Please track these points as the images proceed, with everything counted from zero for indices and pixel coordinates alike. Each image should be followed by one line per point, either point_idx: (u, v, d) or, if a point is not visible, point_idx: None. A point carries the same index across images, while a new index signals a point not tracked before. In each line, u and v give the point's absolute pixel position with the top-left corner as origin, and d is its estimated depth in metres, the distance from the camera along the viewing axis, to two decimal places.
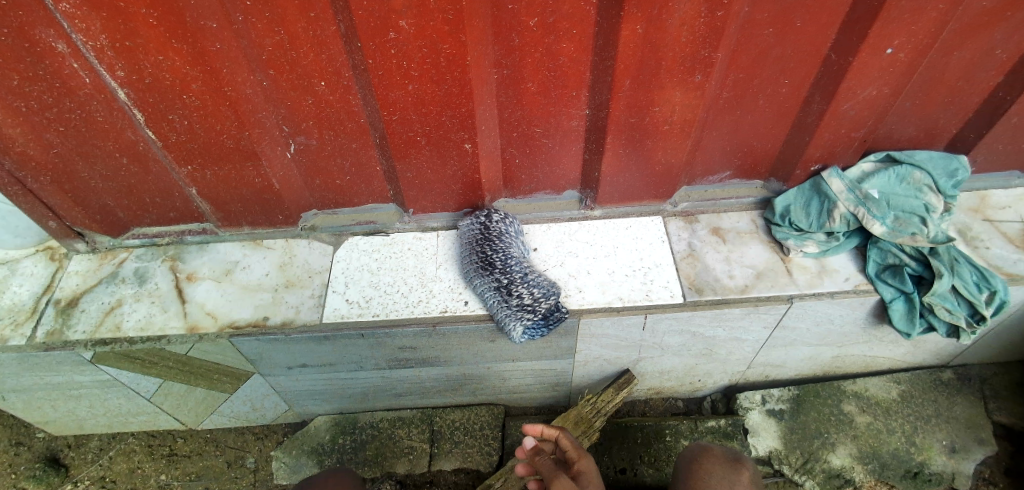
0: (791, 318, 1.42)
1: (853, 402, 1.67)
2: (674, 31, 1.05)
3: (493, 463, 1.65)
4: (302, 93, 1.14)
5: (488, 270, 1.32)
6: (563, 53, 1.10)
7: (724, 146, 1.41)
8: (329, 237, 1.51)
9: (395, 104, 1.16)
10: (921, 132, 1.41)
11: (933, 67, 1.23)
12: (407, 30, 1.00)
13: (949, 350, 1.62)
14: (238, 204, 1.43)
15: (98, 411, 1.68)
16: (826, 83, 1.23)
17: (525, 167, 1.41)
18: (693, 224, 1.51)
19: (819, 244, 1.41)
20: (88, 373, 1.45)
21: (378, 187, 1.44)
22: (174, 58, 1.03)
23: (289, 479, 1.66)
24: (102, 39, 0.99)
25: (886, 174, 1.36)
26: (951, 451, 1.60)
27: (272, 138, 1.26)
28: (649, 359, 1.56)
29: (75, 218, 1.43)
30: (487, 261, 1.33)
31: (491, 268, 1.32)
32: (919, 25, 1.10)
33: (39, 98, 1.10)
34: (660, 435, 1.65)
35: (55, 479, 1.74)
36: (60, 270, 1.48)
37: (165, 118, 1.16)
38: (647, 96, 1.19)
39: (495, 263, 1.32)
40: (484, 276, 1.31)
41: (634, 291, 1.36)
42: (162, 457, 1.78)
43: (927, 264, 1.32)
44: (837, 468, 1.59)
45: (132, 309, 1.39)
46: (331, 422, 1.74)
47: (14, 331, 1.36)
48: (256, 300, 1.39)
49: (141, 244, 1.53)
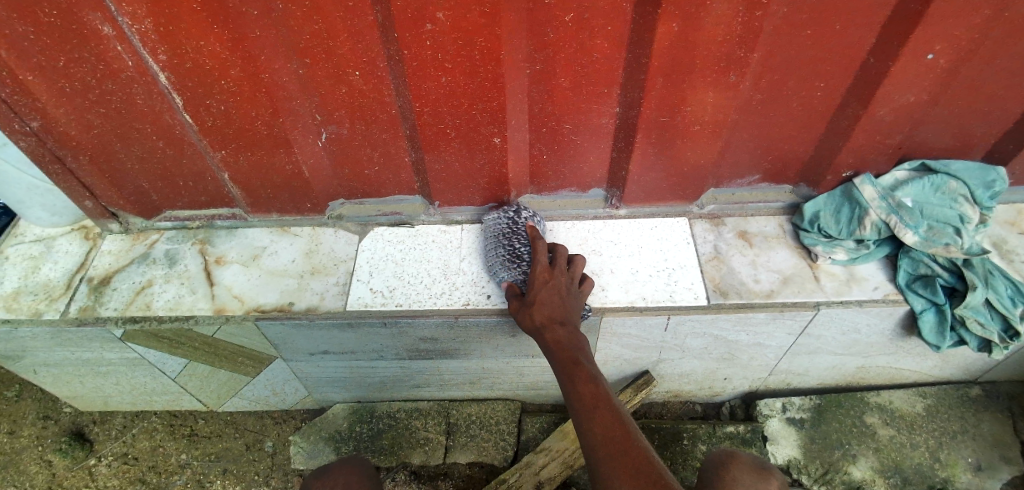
0: (818, 326, 1.39)
1: (876, 414, 1.65)
2: (710, 29, 1.04)
3: (508, 458, 1.64)
4: (336, 82, 1.15)
5: (515, 264, 1.28)
6: (596, 50, 1.10)
7: (755, 149, 1.39)
8: (355, 226, 1.53)
9: (428, 97, 1.17)
10: (959, 141, 1.38)
11: (976, 75, 1.20)
12: (443, 22, 1.00)
13: (978, 366, 1.59)
14: (268, 189, 1.45)
15: (124, 388, 1.72)
16: (862, 88, 1.21)
17: (552, 163, 1.41)
18: (719, 227, 1.50)
19: (849, 251, 1.39)
20: (117, 350, 1.48)
21: (405, 178, 1.45)
22: (214, 43, 1.05)
23: (306, 464, 1.67)
24: (147, 23, 1.01)
25: (920, 182, 1.34)
26: (977, 469, 1.55)
27: (305, 126, 1.28)
28: (668, 362, 1.56)
29: (110, 198, 1.47)
30: (515, 254, 1.31)
31: (518, 261, 1.29)
32: (962, 30, 1.07)
33: (82, 79, 1.13)
34: (677, 438, 1.65)
35: (79, 453, 1.77)
36: (94, 249, 1.53)
37: (203, 103, 1.19)
38: (679, 95, 1.18)
39: (523, 256, 1.29)
40: (512, 270, 1.28)
41: (658, 292, 1.36)
42: (183, 437, 1.81)
43: (961, 276, 1.30)
44: (859, 480, 1.56)
45: (163, 289, 1.42)
46: (349, 410, 1.76)
47: (48, 306, 1.41)
48: (282, 285, 1.41)
49: (172, 226, 1.57)
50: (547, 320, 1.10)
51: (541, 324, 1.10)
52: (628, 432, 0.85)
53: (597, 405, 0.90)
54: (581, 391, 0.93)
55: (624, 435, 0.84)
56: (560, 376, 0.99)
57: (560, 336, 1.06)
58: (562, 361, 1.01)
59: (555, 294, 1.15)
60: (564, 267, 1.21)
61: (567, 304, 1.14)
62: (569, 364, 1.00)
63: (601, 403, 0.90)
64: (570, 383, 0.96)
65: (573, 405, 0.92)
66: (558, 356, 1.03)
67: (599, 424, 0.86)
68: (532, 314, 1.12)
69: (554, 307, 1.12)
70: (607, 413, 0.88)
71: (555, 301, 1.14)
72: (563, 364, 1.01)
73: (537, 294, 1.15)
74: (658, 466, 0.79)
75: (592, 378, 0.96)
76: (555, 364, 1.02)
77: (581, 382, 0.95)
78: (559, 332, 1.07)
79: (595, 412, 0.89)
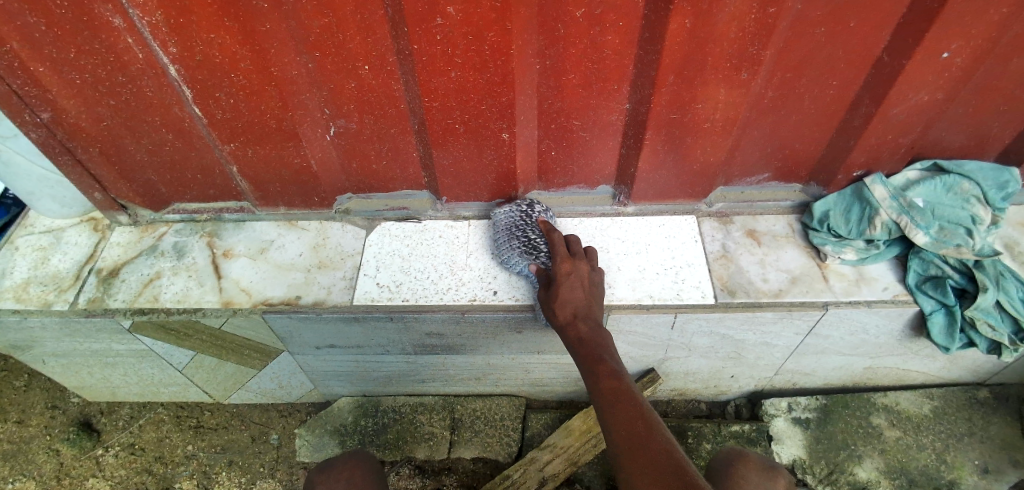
0: (826, 326, 1.39)
1: (883, 415, 1.64)
2: (723, 25, 1.03)
3: (512, 454, 1.65)
4: (346, 76, 1.15)
5: (532, 255, 1.29)
6: (607, 46, 1.09)
7: (765, 148, 1.38)
8: (362, 220, 1.53)
9: (437, 91, 1.17)
10: (973, 141, 1.36)
11: (991, 76, 1.18)
12: (453, 16, 1.00)
13: (986, 368, 1.58)
14: (276, 183, 1.45)
15: (131, 379, 1.73)
16: (875, 87, 1.20)
17: (560, 159, 1.41)
18: (728, 225, 1.49)
19: (858, 252, 1.37)
20: (125, 342, 1.49)
21: (413, 173, 1.45)
22: (224, 37, 1.05)
23: (311, 457, 1.68)
24: (157, 15, 1.01)
25: (932, 182, 1.33)
26: (983, 471, 1.54)
27: (314, 119, 1.27)
28: (674, 360, 1.55)
29: (119, 191, 1.48)
30: (531, 246, 1.31)
31: (535, 252, 1.29)
32: (979, 29, 1.06)
33: (93, 72, 1.13)
34: (682, 436, 1.65)
35: (87, 442, 1.79)
36: (102, 240, 1.53)
37: (213, 95, 1.19)
38: (690, 92, 1.17)
39: (539, 247, 1.30)
40: (530, 260, 1.28)
41: (665, 290, 1.35)
42: (189, 428, 1.82)
43: (972, 277, 1.29)
44: (863, 481, 1.55)
45: (171, 282, 1.43)
46: (354, 404, 1.76)
47: (58, 297, 1.42)
48: (290, 279, 1.42)
49: (180, 219, 1.57)
50: (571, 317, 1.10)
51: (566, 321, 1.10)
52: (650, 426, 0.83)
53: (619, 399, 0.89)
54: (603, 387, 0.93)
55: (647, 430, 0.83)
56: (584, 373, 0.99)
57: (583, 332, 1.07)
58: (587, 360, 1.01)
59: (578, 286, 1.16)
60: (583, 256, 1.23)
61: (590, 296, 1.15)
62: (592, 362, 0.99)
63: (623, 398, 0.89)
64: (594, 379, 0.96)
65: (597, 401, 0.92)
66: (582, 354, 1.03)
67: (620, 418, 0.86)
68: (556, 310, 1.12)
69: (578, 303, 1.13)
70: (628, 407, 0.87)
71: (578, 293, 1.14)
72: (588, 363, 1.00)
73: (560, 287, 1.15)
74: (680, 458, 0.77)
75: (614, 374, 0.95)
76: (580, 362, 1.02)
77: (603, 378, 0.95)
78: (582, 328, 1.08)
79: (616, 406, 0.88)
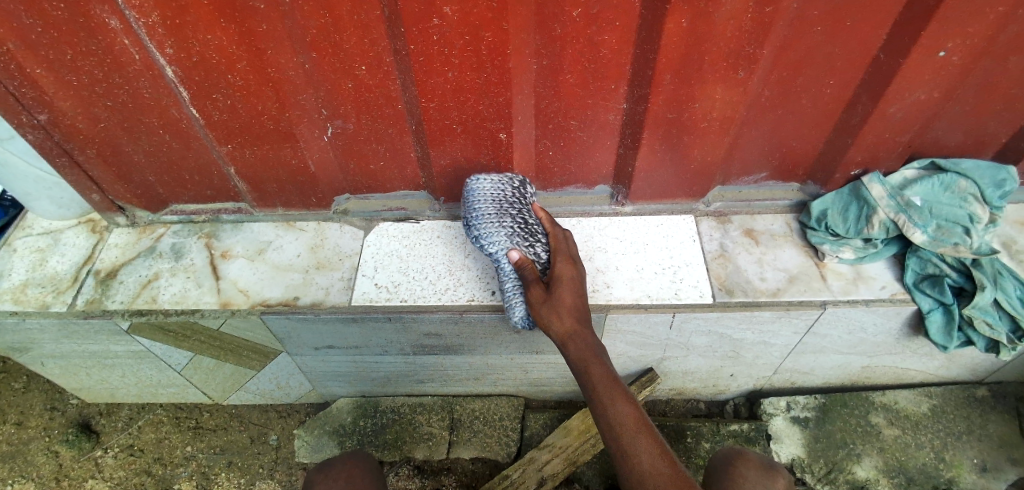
0: (823, 325, 1.39)
1: (881, 413, 1.64)
2: (720, 25, 1.03)
3: (511, 453, 1.65)
4: (343, 76, 1.15)
5: (529, 241, 1.22)
6: (605, 45, 1.09)
7: (763, 146, 1.38)
8: (360, 221, 1.53)
9: (434, 92, 1.17)
10: (971, 139, 1.36)
11: (990, 74, 1.18)
12: (450, 16, 1.00)
13: (984, 366, 1.58)
14: (273, 183, 1.45)
15: (130, 380, 1.73)
16: (873, 85, 1.20)
17: (558, 159, 1.41)
18: (725, 225, 1.49)
19: (856, 251, 1.38)
20: (124, 343, 1.49)
21: (411, 173, 1.45)
22: (221, 37, 1.04)
23: (310, 457, 1.68)
24: (153, 16, 1.01)
25: (930, 181, 1.32)
26: (982, 470, 1.55)
27: (311, 120, 1.27)
28: (672, 359, 1.56)
29: (117, 192, 1.48)
30: (527, 231, 1.24)
31: (531, 239, 1.23)
32: (976, 27, 1.06)
33: (89, 73, 1.13)
34: (681, 435, 1.65)
35: (86, 444, 1.79)
36: (100, 242, 1.53)
37: (210, 96, 1.18)
38: (688, 91, 1.17)
39: (535, 235, 1.25)
40: (522, 246, 1.21)
41: (663, 289, 1.35)
42: (188, 429, 1.82)
43: (970, 276, 1.28)
44: (862, 480, 1.56)
45: (169, 283, 1.43)
46: (353, 404, 1.76)
47: (56, 298, 1.41)
48: (288, 279, 1.42)
49: (178, 220, 1.57)
50: (575, 326, 1.04)
51: (569, 330, 1.04)
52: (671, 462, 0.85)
53: (638, 432, 0.88)
54: (619, 414, 0.90)
55: (671, 472, 0.83)
56: (593, 391, 0.95)
57: (589, 342, 1.02)
58: (601, 380, 0.95)
59: (580, 291, 1.13)
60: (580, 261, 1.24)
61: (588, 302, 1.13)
62: (607, 381, 0.95)
63: (642, 430, 0.89)
64: (608, 403, 0.92)
65: (613, 430, 0.89)
66: (592, 371, 0.97)
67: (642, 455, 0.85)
68: (559, 314, 1.06)
69: (581, 309, 1.09)
70: (649, 442, 0.87)
71: (580, 299, 1.11)
72: (602, 384, 0.95)
73: (564, 290, 1.11)
74: None
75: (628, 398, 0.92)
76: (587, 379, 0.97)
77: (619, 403, 0.91)
78: (587, 338, 1.03)
79: (637, 440, 0.87)
